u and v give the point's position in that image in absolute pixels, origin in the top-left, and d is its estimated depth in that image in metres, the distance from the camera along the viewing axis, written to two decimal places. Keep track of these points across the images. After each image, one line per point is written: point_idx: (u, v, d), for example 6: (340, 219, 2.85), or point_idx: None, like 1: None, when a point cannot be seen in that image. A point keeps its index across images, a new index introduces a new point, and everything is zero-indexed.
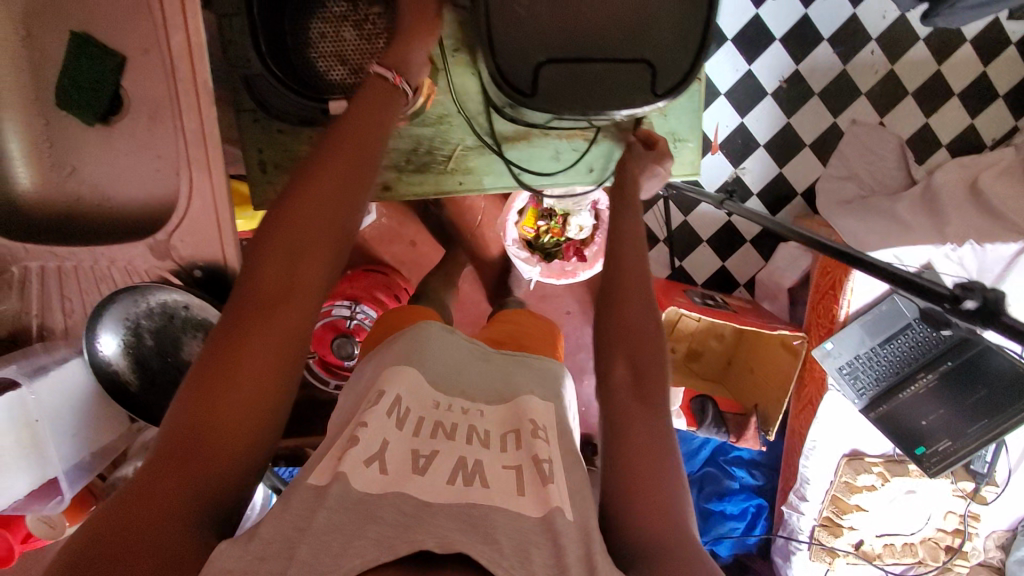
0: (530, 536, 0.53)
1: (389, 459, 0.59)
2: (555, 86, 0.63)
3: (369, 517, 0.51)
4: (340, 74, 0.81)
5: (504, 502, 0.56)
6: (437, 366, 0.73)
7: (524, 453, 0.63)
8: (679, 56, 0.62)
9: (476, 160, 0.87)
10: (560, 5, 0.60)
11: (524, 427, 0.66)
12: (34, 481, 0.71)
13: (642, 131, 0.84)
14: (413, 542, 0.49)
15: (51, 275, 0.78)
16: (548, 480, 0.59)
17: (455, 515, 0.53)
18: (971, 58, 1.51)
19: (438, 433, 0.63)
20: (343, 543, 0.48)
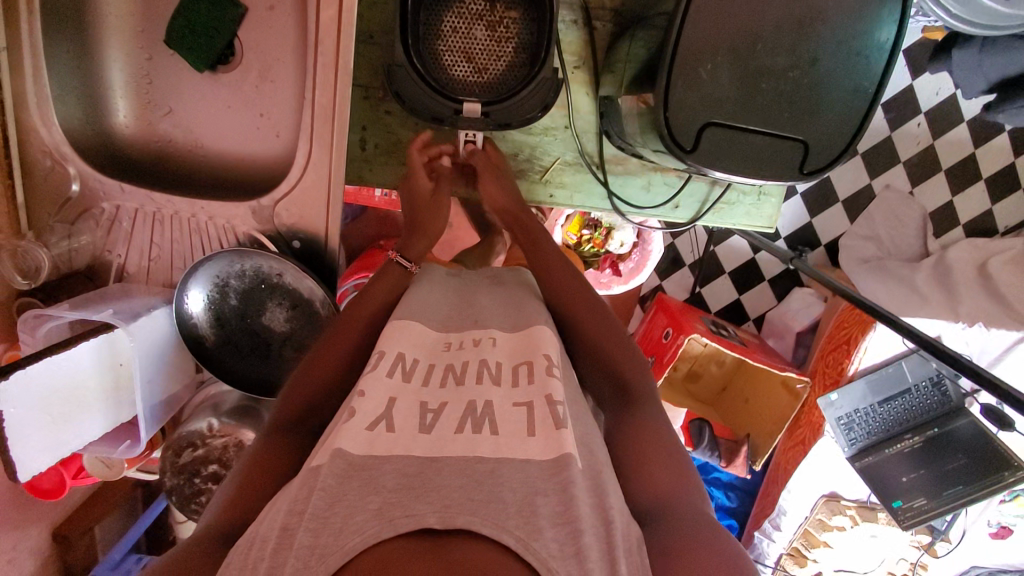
0: (538, 483, 0.50)
1: (396, 416, 0.57)
2: (714, 148, 0.58)
3: (370, 483, 0.49)
4: (464, 73, 0.70)
5: (514, 451, 0.53)
6: (437, 316, 0.73)
7: (534, 387, 0.60)
8: (833, 138, 0.58)
9: (570, 176, 0.89)
10: (743, 68, 0.55)
11: (537, 361, 0.63)
12: (109, 424, 0.72)
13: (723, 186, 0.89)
14: (409, 517, 0.46)
15: (142, 218, 0.77)
16: (561, 423, 0.55)
17: (460, 469, 0.51)
18: (1005, 147, 1.59)
19: (447, 382, 0.63)
20: (343, 520, 0.46)
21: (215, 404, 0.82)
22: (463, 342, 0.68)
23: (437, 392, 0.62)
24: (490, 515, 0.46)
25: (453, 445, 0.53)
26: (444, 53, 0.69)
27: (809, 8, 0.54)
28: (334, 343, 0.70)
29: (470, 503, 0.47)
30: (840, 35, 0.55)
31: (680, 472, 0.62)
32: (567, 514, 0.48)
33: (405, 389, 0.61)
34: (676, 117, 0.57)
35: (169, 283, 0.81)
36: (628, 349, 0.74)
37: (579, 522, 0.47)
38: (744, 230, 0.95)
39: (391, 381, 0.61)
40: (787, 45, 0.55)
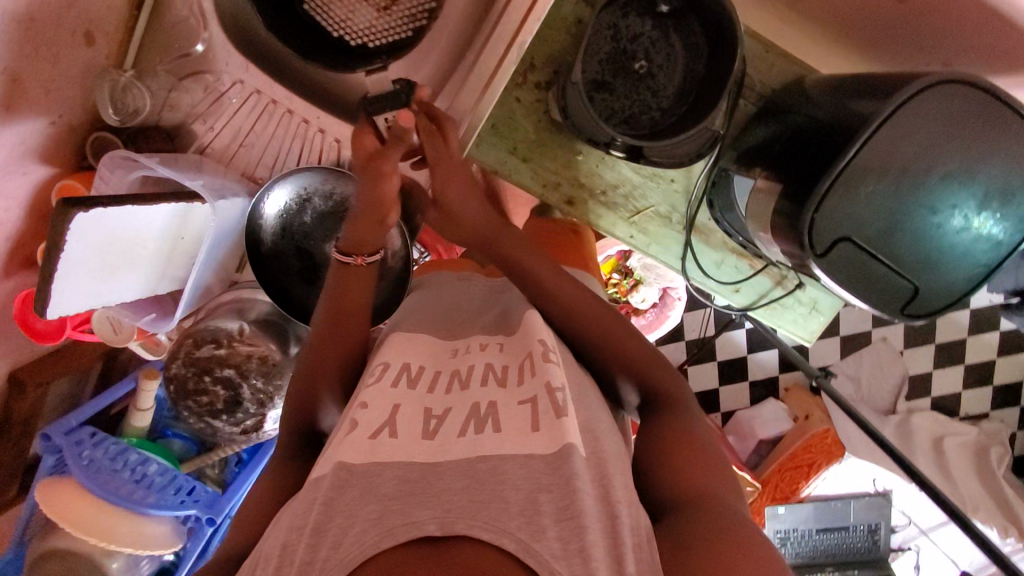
0: (541, 479, 0.44)
1: (400, 422, 0.51)
2: (842, 262, 0.61)
3: (370, 492, 0.44)
4: (368, 14, 0.72)
5: (509, 445, 0.47)
6: (442, 320, 0.68)
7: (534, 380, 0.55)
8: (940, 294, 0.62)
9: (655, 227, 0.91)
10: (899, 203, 0.59)
11: (534, 350, 0.58)
12: (142, 291, 0.68)
13: (796, 283, 0.93)
14: (409, 525, 0.40)
15: (256, 102, 0.74)
16: (561, 411, 0.50)
17: (462, 470, 0.45)
18: (992, 345, 1.69)
19: (452, 387, 0.57)
20: (343, 530, 0.41)
21: (241, 309, 0.77)
22: (469, 346, 0.63)
23: (441, 398, 0.55)
24: (491, 518, 0.41)
25: (453, 450, 0.47)
26: (334, 2, 0.71)
27: (972, 170, 0.57)
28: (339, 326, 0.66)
29: (473, 508, 0.41)
30: (989, 203, 0.58)
31: (701, 451, 0.56)
32: (569, 510, 0.42)
33: (410, 392, 0.56)
34: (822, 223, 0.60)
35: (246, 174, 0.78)
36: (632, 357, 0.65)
37: (584, 520, 0.41)
38: (784, 335, 0.99)
39: (395, 391, 0.56)
40: (945, 196, 0.58)
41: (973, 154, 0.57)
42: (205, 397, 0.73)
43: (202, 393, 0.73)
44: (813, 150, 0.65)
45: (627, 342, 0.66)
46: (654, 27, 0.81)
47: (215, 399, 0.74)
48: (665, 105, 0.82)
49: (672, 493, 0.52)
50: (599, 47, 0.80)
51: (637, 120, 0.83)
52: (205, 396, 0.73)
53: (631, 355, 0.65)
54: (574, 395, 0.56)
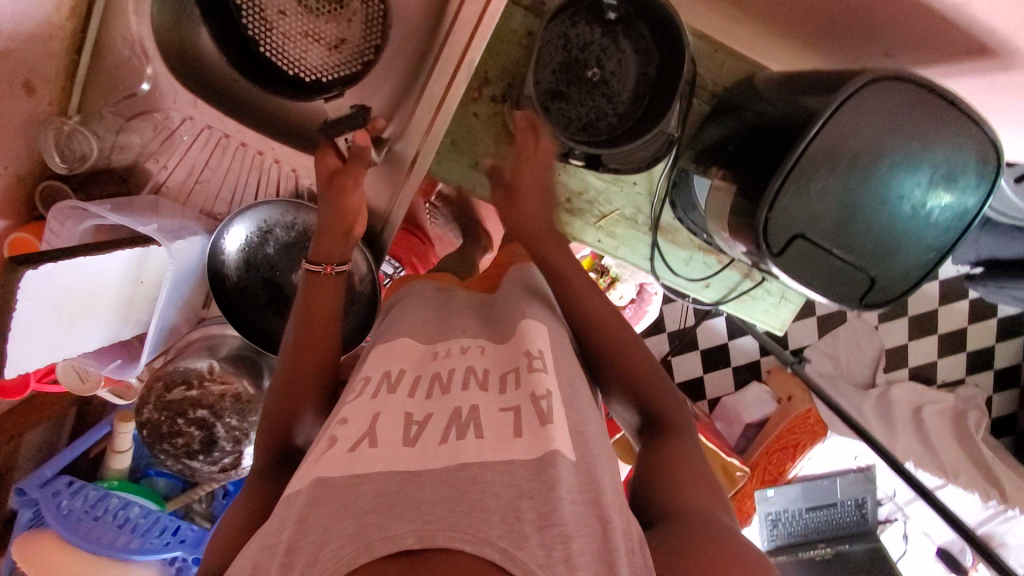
0: (524, 484, 0.44)
1: (379, 430, 0.50)
2: (801, 258, 0.62)
3: (347, 506, 0.43)
4: (320, 54, 0.78)
5: (495, 453, 0.47)
6: (424, 327, 0.68)
7: (521, 392, 0.54)
8: (895, 282, 0.64)
9: (622, 230, 0.92)
10: (849, 197, 0.60)
11: (521, 362, 0.57)
12: (106, 339, 0.66)
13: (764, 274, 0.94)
14: (386, 539, 0.39)
15: (208, 137, 0.73)
16: (547, 419, 0.50)
17: (442, 480, 0.44)
18: (961, 312, 1.74)
19: (432, 393, 0.56)
20: (317, 547, 0.40)
21: (212, 346, 0.76)
22: (450, 351, 0.63)
23: (422, 403, 0.55)
24: (473, 526, 0.40)
25: (438, 456, 0.47)
26: (287, 44, 0.76)
27: (916, 160, 0.59)
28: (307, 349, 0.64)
29: (454, 517, 0.40)
30: (934, 191, 0.60)
31: (695, 474, 0.56)
32: (550, 516, 0.41)
33: (391, 399, 0.55)
34: (779, 223, 0.61)
35: (205, 211, 0.77)
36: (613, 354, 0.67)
37: (570, 529, 0.41)
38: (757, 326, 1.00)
39: (375, 402, 0.55)
40: (893, 187, 0.59)
41: (917, 147, 0.58)
42: (180, 441, 0.72)
43: (177, 436, 0.72)
44: (765, 149, 0.66)
45: (630, 352, 0.68)
46: (603, 34, 0.81)
47: (191, 441, 0.72)
48: (620, 111, 0.83)
49: (670, 506, 0.52)
50: (551, 57, 0.81)
51: (594, 126, 0.84)
52: (179, 439, 0.72)
53: (617, 360, 0.67)
54: (565, 396, 0.55)
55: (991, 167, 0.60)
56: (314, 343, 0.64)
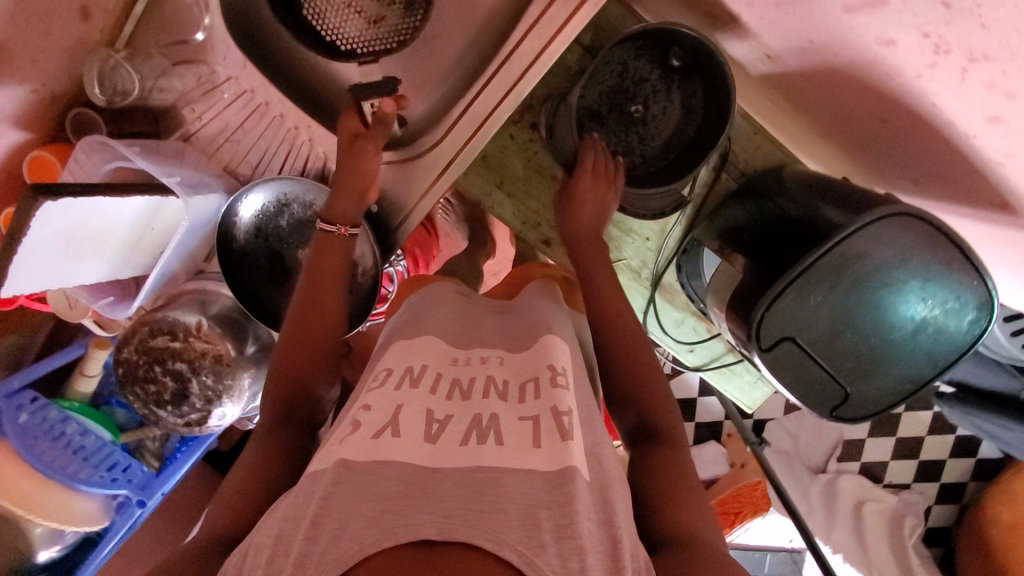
0: (542, 496, 0.46)
1: (402, 423, 0.53)
2: (787, 359, 0.65)
3: (369, 490, 0.46)
4: (358, 25, 0.76)
5: (514, 462, 0.49)
6: (449, 328, 0.70)
7: (540, 402, 0.56)
8: (868, 402, 0.66)
9: (624, 278, 0.95)
10: (846, 314, 0.62)
11: (543, 374, 0.59)
12: (105, 275, 0.67)
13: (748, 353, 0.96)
14: (408, 527, 0.41)
15: (248, 101, 0.74)
16: (568, 436, 0.51)
17: (463, 478, 0.47)
18: (923, 421, 1.77)
19: (453, 395, 0.59)
20: (340, 525, 0.42)
21: (204, 300, 0.76)
22: (471, 359, 0.65)
23: (443, 402, 0.57)
24: (492, 528, 0.41)
25: (455, 457, 0.50)
26: (328, 8, 0.74)
27: (915, 295, 0.61)
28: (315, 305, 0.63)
29: (473, 515, 0.42)
30: (925, 327, 0.62)
31: (692, 495, 0.56)
32: (569, 528, 0.43)
33: (413, 394, 0.57)
34: (773, 321, 0.63)
35: (228, 168, 0.77)
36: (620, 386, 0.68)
37: (586, 543, 0.42)
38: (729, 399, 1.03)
39: (396, 395, 0.57)
40: (889, 314, 0.62)
41: (921, 283, 0.61)
42: (151, 387, 0.73)
43: (149, 381, 0.73)
44: (778, 246, 0.68)
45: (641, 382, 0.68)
46: (660, 77, 0.80)
47: (161, 389, 0.73)
48: (648, 154, 0.84)
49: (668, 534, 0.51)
50: (604, 79, 0.80)
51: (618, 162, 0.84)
52: (150, 385, 0.73)
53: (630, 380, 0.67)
54: (582, 413, 0.58)
55: (985, 316, 0.62)
56: (323, 300, 0.63)
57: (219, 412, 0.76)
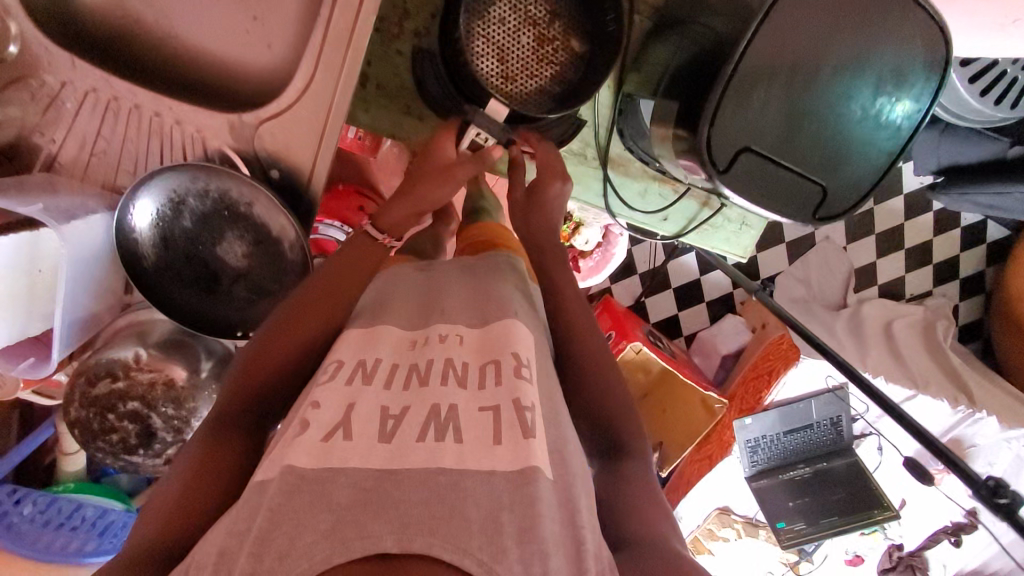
0: (504, 496, 0.43)
1: (356, 423, 0.48)
2: (748, 174, 0.58)
3: (323, 499, 0.42)
4: (489, 68, 0.67)
5: (477, 459, 0.45)
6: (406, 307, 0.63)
7: (501, 390, 0.52)
8: (848, 191, 0.60)
9: (571, 167, 0.88)
10: (795, 101, 0.55)
11: (504, 359, 0.55)
12: (11, 337, 0.62)
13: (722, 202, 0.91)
14: (364, 539, 0.39)
15: (94, 103, 0.65)
16: (529, 432, 0.48)
17: (422, 479, 0.43)
18: (928, 225, 1.74)
19: (410, 383, 0.53)
20: (291, 540, 0.39)
21: (141, 331, 0.72)
22: (431, 338, 0.58)
23: (399, 396, 0.52)
24: (454, 535, 0.39)
25: (416, 459, 0.45)
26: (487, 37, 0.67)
27: (862, 59, 0.55)
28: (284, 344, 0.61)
29: (431, 520, 0.40)
30: (882, 90, 0.56)
31: (642, 499, 0.56)
32: (531, 531, 0.41)
33: (365, 391, 0.52)
34: (720, 142, 0.56)
35: (108, 185, 0.70)
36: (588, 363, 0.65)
37: (549, 545, 0.40)
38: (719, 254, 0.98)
39: (350, 390, 0.52)
40: (840, 87, 0.55)
41: (849, 77, 0.55)
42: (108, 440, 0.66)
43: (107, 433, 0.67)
44: (705, 85, 0.61)
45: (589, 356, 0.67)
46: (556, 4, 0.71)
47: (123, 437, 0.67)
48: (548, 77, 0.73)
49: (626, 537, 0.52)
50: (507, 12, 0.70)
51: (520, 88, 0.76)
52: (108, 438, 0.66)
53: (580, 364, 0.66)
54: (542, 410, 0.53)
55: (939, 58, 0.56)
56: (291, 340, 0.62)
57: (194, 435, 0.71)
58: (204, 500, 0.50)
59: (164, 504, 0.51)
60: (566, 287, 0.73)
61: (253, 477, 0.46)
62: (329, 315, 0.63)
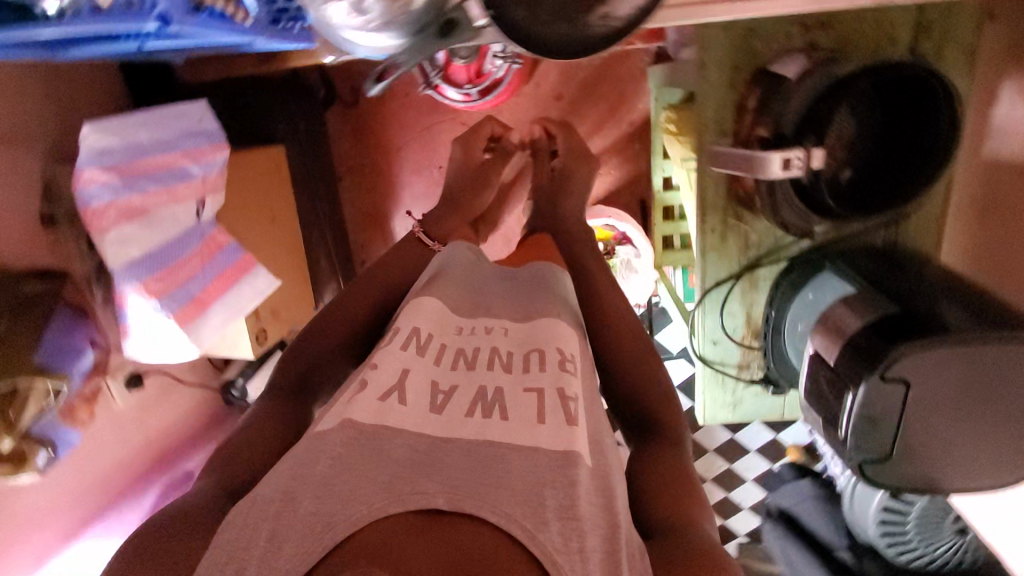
0: (545, 471, 0.61)
1: (410, 393, 0.70)
2: (888, 397, 0.69)
3: (380, 455, 0.62)
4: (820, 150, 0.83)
5: (519, 438, 0.65)
6: (460, 298, 0.89)
7: (546, 375, 0.74)
8: (891, 475, 0.74)
9: (730, 243, 0.91)
10: (953, 398, 0.70)
11: (550, 353, 0.78)
12: None
13: (757, 382, 0.98)
14: (416, 495, 0.56)
15: None
16: (573, 419, 0.69)
17: (467, 453, 0.62)
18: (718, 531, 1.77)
19: (458, 363, 0.76)
20: (350, 489, 0.57)
21: None
22: (476, 327, 0.84)
23: (445, 372, 0.75)
24: (500, 508, 0.56)
25: (464, 429, 0.66)
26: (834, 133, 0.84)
27: (993, 424, 0.73)
28: (352, 300, 0.94)
29: (477, 492, 0.57)
30: (976, 449, 0.73)
31: (683, 492, 0.73)
32: (570, 512, 0.58)
33: (418, 362, 0.75)
34: (903, 365, 0.67)
35: None
36: (647, 364, 0.90)
37: (581, 527, 0.57)
38: (699, 410, 1.02)
39: (406, 359, 0.76)
40: (971, 419, 0.72)
41: (953, 424, 0.72)
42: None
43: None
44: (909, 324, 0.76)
45: (648, 372, 0.89)
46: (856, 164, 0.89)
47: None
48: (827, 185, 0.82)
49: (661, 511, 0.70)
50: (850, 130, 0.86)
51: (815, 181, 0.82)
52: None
53: (633, 368, 0.90)
54: (586, 404, 0.75)
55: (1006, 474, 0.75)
56: (357, 297, 0.95)
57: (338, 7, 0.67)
58: (255, 460, 0.76)
59: (260, 416, 0.83)
60: (628, 336, 0.94)
61: (315, 430, 0.67)
62: (369, 300, 0.95)
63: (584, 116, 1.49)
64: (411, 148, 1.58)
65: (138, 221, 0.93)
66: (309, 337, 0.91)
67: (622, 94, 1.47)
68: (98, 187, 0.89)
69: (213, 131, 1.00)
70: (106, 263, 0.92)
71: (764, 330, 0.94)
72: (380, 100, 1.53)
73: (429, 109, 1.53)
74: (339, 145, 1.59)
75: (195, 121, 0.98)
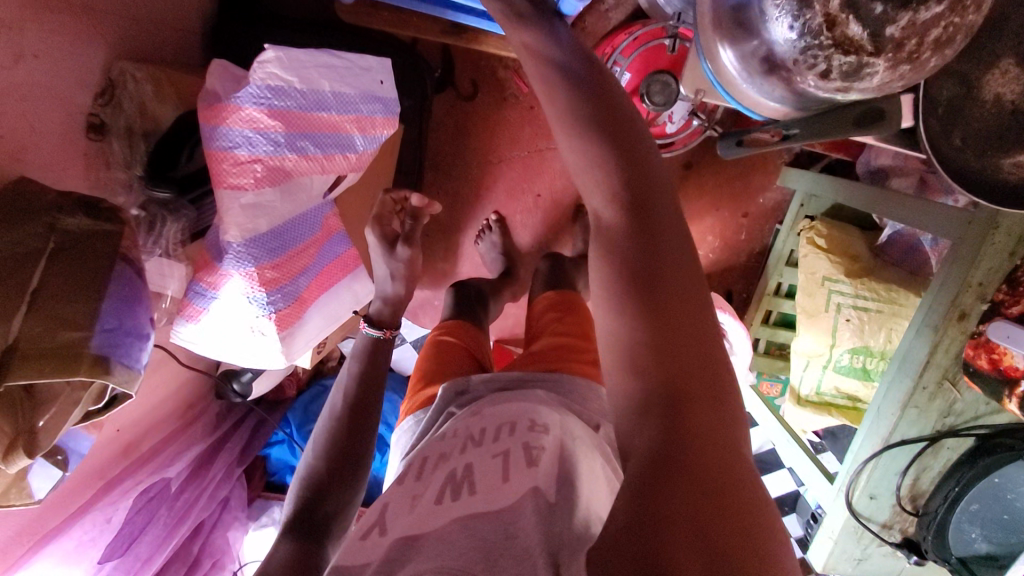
0: (510, 522, 0.53)
1: (387, 519, 0.57)
2: None
3: None
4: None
5: (487, 501, 0.56)
6: (458, 421, 0.72)
7: (507, 440, 0.66)
8: None
9: (934, 404, 0.84)
10: None
11: (521, 421, 0.69)
12: None
13: (898, 546, 0.94)
14: None
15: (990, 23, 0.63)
16: (531, 463, 0.62)
17: (443, 539, 0.52)
18: None
19: (430, 461, 0.65)
20: None
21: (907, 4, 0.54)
22: (462, 434, 0.68)
23: (413, 484, 0.62)
24: None
25: (435, 517, 0.55)
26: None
27: None
28: (355, 438, 0.85)
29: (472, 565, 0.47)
30: None
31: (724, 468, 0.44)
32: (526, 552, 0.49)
33: (399, 489, 0.62)
34: None
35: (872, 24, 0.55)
36: (688, 283, 0.52)
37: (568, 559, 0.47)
38: (824, 561, 1.00)
39: (405, 488, 0.62)
40: None
41: None
42: (836, 9, 0.56)
43: (871, 23, 0.55)
44: None
45: (675, 286, 0.51)
46: None
47: (860, 41, 0.56)
48: None
49: (648, 423, 0.46)
50: None
51: None
52: (855, 10, 0.55)
53: (671, 278, 0.52)
54: (561, 451, 0.64)
55: None
56: (360, 438, 0.86)
57: (749, 79, 0.68)
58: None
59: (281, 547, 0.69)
60: (670, 245, 0.54)
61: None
62: (358, 443, 0.85)
63: (703, 191, 1.41)
64: (514, 165, 1.41)
65: (279, 187, 0.71)
66: (303, 485, 0.81)
67: (749, 180, 1.40)
68: (257, 133, 0.66)
69: (389, 101, 0.81)
70: (226, 235, 0.68)
71: (930, 501, 0.89)
72: (499, 107, 1.35)
73: (546, 132, 1.38)
74: (432, 138, 1.38)
75: (378, 82, 0.79)
